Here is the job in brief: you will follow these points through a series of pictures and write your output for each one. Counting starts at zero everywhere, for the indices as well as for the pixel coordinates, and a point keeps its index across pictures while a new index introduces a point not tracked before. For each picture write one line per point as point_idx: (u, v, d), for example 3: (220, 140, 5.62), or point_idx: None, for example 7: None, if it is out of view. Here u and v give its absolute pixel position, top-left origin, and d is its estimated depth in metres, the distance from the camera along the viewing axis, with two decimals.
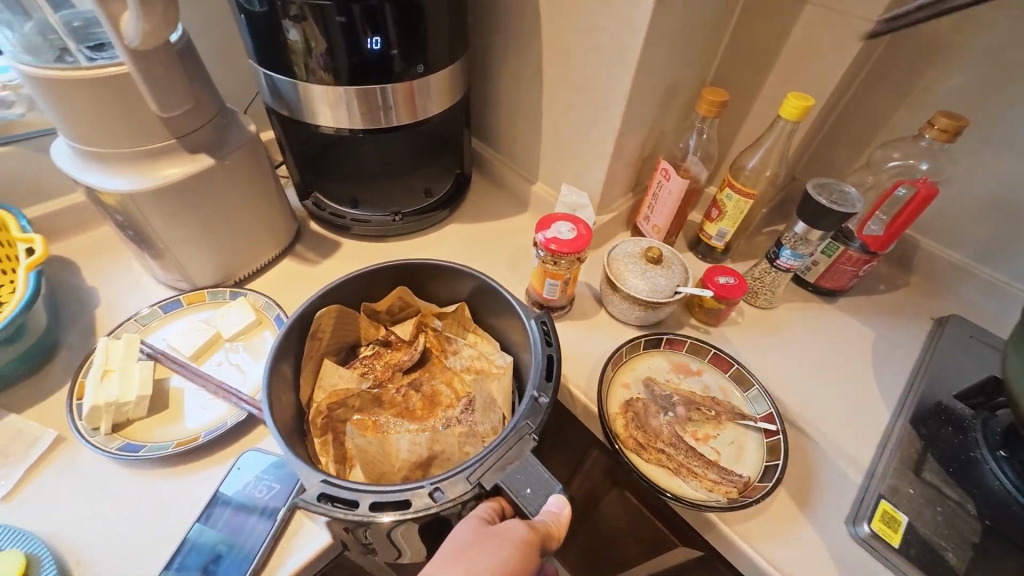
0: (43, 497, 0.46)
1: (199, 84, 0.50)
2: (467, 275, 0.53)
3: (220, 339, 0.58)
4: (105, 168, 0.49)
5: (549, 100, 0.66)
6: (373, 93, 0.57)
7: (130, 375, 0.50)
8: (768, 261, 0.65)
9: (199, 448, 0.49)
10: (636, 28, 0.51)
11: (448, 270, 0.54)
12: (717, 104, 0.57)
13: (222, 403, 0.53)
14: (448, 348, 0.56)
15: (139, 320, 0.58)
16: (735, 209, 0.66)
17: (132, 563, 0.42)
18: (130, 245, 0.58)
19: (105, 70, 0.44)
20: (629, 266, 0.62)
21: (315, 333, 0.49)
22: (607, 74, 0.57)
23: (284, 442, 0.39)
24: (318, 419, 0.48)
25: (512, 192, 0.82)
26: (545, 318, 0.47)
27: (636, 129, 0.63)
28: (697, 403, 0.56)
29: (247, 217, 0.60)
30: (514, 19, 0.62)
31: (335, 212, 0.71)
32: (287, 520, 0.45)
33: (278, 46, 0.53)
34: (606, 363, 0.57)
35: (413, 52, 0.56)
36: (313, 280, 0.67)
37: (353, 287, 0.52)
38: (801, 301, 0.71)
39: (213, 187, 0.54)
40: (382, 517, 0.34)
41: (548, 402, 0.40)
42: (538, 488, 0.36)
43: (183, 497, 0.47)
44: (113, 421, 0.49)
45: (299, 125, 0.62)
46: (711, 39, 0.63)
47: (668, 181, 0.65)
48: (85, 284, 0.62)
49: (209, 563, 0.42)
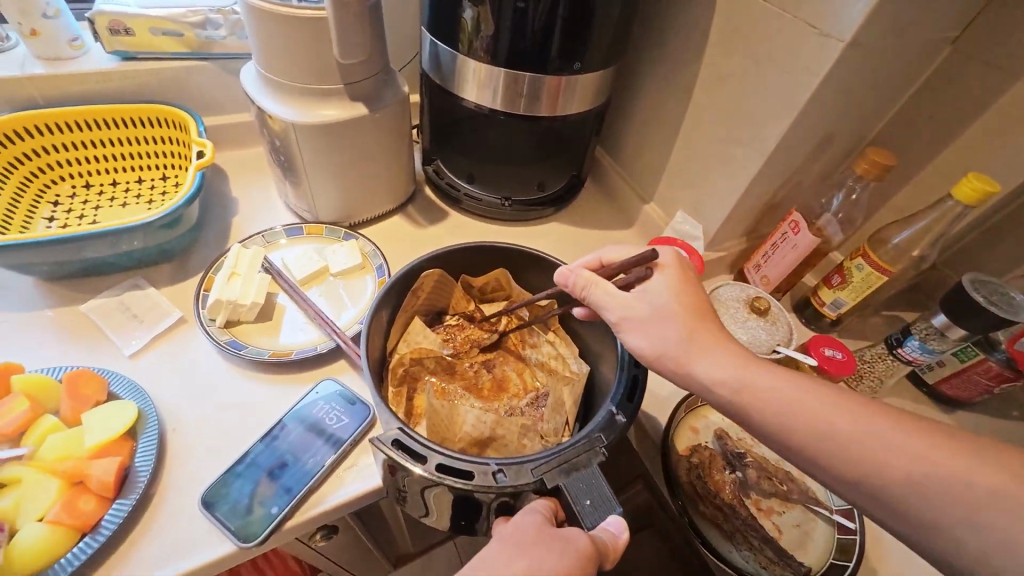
0: (160, 365, 0.52)
1: (375, 40, 0.54)
2: None
3: (327, 272, 0.62)
4: (279, 98, 0.55)
5: (689, 124, 0.65)
6: (521, 80, 0.58)
7: (250, 282, 0.56)
8: (886, 345, 0.60)
9: (288, 363, 0.53)
10: (814, 70, 0.48)
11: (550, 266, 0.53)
12: (880, 168, 0.53)
13: (315, 329, 0.57)
14: (528, 339, 0.57)
15: (266, 237, 0.64)
16: (863, 282, 0.60)
17: (216, 445, 0.47)
18: (276, 169, 0.64)
19: (307, 12, 0.48)
20: (730, 310, 0.59)
21: (415, 291, 0.52)
22: (764, 110, 0.54)
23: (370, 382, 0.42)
24: (397, 370, 0.50)
25: (621, 206, 0.81)
26: None
27: (776, 173, 0.59)
28: (770, 472, 0.52)
29: (378, 170, 0.64)
30: (678, 37, 0.61)
31: (451, 184, 0.74)
32: (347, 453, 0.48)
33: (452, 21, 0.57)
34: (680, 403, 0.55)
35: (573, 50, 0.56)
36: (416, 242, 0.71)
37: (458, 257, 0.53)
38: (911, 401, 0.63)
39: (360, 135, 0.58)
40: (444, 480, 0.35)
41: (625, 421, 0.39)
42: (598, 503, 0.35)
43: (267, 403, 0.51)
44: (227, 317, 0.55)
45: (445, 96, 0.65)
46: (888, 98, 0.58)
47: (795, 235, 0.61)
48: (230, 193, 0.70)
49: (274, 468, 0.46)
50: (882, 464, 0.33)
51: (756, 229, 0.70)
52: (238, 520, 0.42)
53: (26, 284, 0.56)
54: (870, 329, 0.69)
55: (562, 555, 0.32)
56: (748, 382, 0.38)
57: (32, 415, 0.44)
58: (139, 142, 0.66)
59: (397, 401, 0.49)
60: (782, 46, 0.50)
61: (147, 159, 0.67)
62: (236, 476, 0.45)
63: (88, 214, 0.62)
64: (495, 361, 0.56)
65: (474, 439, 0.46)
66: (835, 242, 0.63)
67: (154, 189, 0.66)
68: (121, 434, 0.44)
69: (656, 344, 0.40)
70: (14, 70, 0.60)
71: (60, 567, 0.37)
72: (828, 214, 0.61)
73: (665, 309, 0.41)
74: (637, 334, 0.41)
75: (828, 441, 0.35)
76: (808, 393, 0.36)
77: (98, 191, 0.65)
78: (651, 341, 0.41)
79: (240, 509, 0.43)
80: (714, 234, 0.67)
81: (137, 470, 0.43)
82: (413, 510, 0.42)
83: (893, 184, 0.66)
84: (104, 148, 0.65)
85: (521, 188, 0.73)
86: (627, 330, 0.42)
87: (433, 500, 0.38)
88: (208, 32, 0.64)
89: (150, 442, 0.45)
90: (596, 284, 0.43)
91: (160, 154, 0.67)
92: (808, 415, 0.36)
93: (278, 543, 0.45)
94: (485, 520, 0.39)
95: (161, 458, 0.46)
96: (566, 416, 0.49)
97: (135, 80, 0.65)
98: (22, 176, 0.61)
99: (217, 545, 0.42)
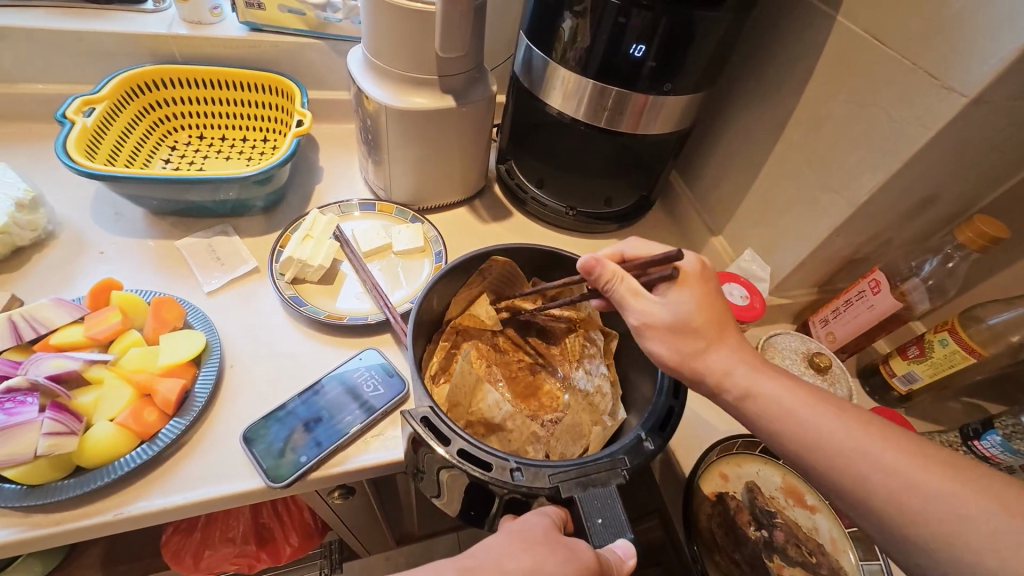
0: (232, 306, 0.57)
1: (474, 38, 0.57)
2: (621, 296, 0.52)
3: (391, 249, 0.65)
4: (378, 81, 0.59)
5: (775, 162, 0.62)
6: (608, 94, 0.58)
7: (320, 246, 0.60)
8: (961, 435, 0.54)
9: (340, 327, 0.57)
10: (926, 124, 0.45)
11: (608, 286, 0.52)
12: (987, 239, 0.48)
13: (369, 300, 0.60)
14: (582, 363, 0.55)
15: (341, 208, 0.68)
16: (943, 360, 0.55)
17: (264, 389, 0.51)
18: (362, 146, 0.68)
19: (418, 5, 0.51)
20: (785, 360, 0.56)
21: (484, 272, 0.54)
22: (861, 160, 0.51)
23: (412, 358, 0.44)
24: (451, 329, 0.55)
25: (686, 235, 0.79)
26: None
27: (863, 227, 0.56)
28: (799, 539, 0.48)
29: (454, 161, 0.67)
30: (778, 73, 0.59)
31: (521, 185, 0.76)
32: (376, 421, 0.50)
33: (550, 29, 0.58)
34: (714, 445, 0.52)
35: (665, 72, 0.56)
36: (477, 235, 0.73)
37: (535, 256, 0.54)
38: None
39: (442, 126, 0.61)
40: (463, 466, 0.36)
41: (652, 449, 0.38)
42: (610, 524, 0.35)
43: (314, 361, 0.54)
44: (295, 274, 0.59)
45: (530, 99, 0.66)
46: (1009, 163, 0.53)
47: (874, 295, 0.56)
48: (318, 162, 0.75)
49: (310, 421, 0.48)
50: (854, 462, 0.34)
51: (830, 282, 0.66)
52: (270, 461, 0.46)
53: (137, 214, 0.64)
54: (944, 413, 0.63)
55: (566, 559, 0.31)
56: (753, 386, 0.39)
57: (122, 328, 0.49)
58: (250, 104, 0.73)
59: (438, 353, 0.53)
60: (894, 93, 0.47)
61: (254, 121, 0.74)
62: (274, 421, 0.48)
63: (197, 162, 0.69)
64: (542, 368, 0.56)
65: (484, 419, 0.46)
66: (919, 310, 0.57)
67: (254, 149, 0.72)
68: (189, 359, 0.48)
69: (673, 335, 0.41)
70: (161, 28, 0.69)
71: (121, 464, 0.42)
72: (915, 279, 0.56)
73: (686, 315, 0.41)
74: (655, 345, 0.42)
75: (815, 442, 0.36)
76: (806, 400, 0.38)
77: (208, 143, 0.72)
78: (671, 342, 0.41)
79: (274, 450, 0.46)
80: (782, 280, 0.64)
81: (195, 395, 0.47)
82: (427, 489, 0.43)
83: (1000, 259, 0.60)
84: (220, 104, 0.72)
85: (589, 200, 0.74)
86: (649, 333, 0.42)
87: (448, 484, 0.39)
88: (327, 14, 0.70)
89: (211, 373, 0.49)
90: (620, 280, 0.42)
91: (265, 118, 0.73)
92: (800, 419, 0.37)
93: (300, 491, 0.47)
94: (493, 515, 0.40)
95: (217, 389, 0.50)
96: (586, 446, 0.46)
97: (257, 49, 0.72)
98: (152, 121, 0.69)
99: (250, 478, 0.45)
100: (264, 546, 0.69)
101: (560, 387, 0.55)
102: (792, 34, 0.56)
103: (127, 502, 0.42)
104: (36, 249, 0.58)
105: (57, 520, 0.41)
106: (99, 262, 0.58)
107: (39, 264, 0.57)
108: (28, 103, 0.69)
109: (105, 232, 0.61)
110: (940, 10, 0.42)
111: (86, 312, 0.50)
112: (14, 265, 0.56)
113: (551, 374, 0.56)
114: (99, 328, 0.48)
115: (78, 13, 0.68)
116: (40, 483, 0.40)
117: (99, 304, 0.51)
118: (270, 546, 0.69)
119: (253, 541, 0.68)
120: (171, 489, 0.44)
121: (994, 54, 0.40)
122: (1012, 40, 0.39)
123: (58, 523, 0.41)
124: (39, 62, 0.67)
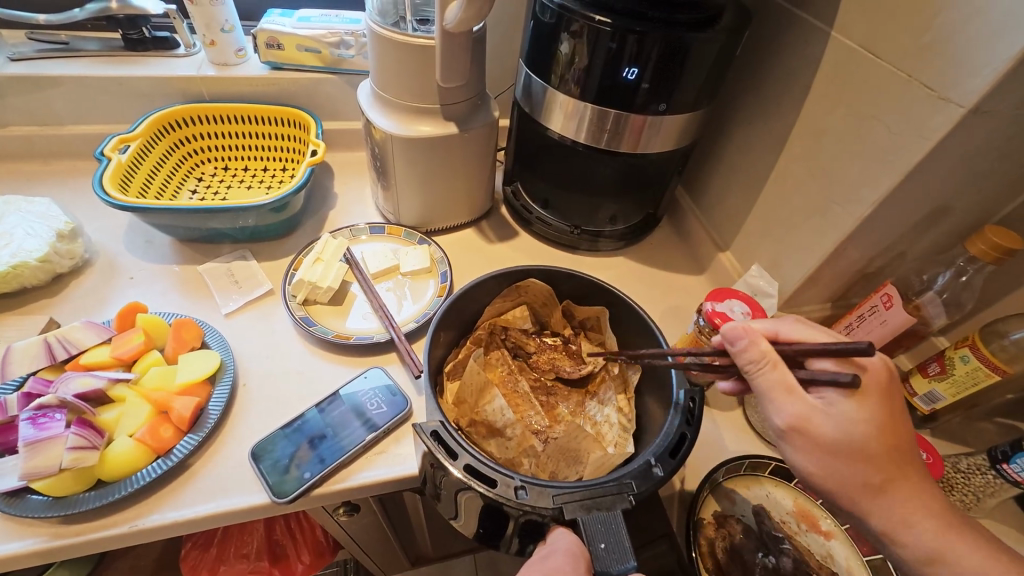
0: (266, 317, 0.61)
1: (475, 70, 0.60)
2: (634, 312, 0.53)
3: (399, 270, 0.67)
4: (384, 111, 0.62)
5: (778, 175, 0.61)
6: (607, 115, 0.59)
7: (330, 268, 0.62)
8: (989, 458, 0.51)
9: (348, 346, 0.59)
10: (925, 135, 0.44)
11: (626, 306, 0.54)
12: (1001, 251, 0.47)
13: (376, 320, 0.62)
14: (598, 393, 0.56)
15: (353, 231, 0.71)
16: (967, 377, 0.52)
17: (275, 404, 0.53)
18: (373, 172, 0.71)
19: (421, 40, 0.55)
20: None
21: (520, 286, 0.57)
22: (862, 173, 0.50)
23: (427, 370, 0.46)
24: (478, 332, 0.56)
25: (695, 251, 0.78)
26: (695, 394, 0.45)
27: (873, 240, 0.54)
28: (810, 568, 0.46)
29: (459, 183, 0.69)
30: (776, 89, 0.59)
31: (526, 206, 0.77)
32: (377, 439, 0.51)
33: (548, 54, 0.60)
34: (720, 464, 0.51)
35: (661, 92, 0.57)
36: (483, 255, 0.75)
37: (557, 277, 0.57)
38: (998, 522, 0.54)
39: (450, 149, 0.64)
40: (469, 480, 0.37)
41: (661, 475, 0.38)
42: (613, 549, 0.35)
43: (322, 377, 0.57)
44: (306, 296, 0.62)
45: (532, 123, 0.68)
46: (1018, 172, 0.51)
47: (886, 309, 0.54)
48: (331, 188, 0.79)
49: (315, 438, 0.50)
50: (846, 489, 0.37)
51: (844, 297, 0.64)
52: (276, 476, 0.47)
53: (166, 242, 0.68)
54: (973, 434, 0.59)
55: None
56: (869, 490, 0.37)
57: (144, 348, 0.52)
58: (271, 137, 0.77)
59: (461, 353, 0.55)
60: (891, 103, 0.46)
61: (272, 153, 0.78)
62: (284, 436, 0.50)
63: (222, 192, 0.73)
64: (559, 392, 0.57)
65: (487, 423, 0.49)
66: (936, 325, 0.56)
67: (273, 177, 0.76)
68: (204, 378, 0.51)
69: (839, 450, 0.36)
70: (192, 71, 0.75)
71: (136, 478, 0.44)
72: (929, 293, 0.55)
73: (845, 431, 0.36)
74: (799, 454, 0.38)
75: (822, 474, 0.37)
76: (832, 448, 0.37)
77: (232, 174, 0.76)
78: (820, 461, 0.37)
79: (280, 466, 0.48)
80: (790, 296, 0.62)
81: (208, 411, 0.50)
82: (444, 509, 0.43)
83: (1019, 272, 0.57)
84: (244, 138, 0.77)
85: (593, 219, 0.74)
86: (792, 437, 0.37)
87: (462, 502, 0.39)
88: (341, 51, 0.74)
89: (224, 391, 0.51)
90: (772, 364, 0.38)
91: (284, 149, 0.78)
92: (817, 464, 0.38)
93: (305, 506, 0.49)
94: (511, 540, 0.40)
95: (229, 408, 0.52)
96: (581, 472, 0.46)
97: (277, 86, 0.77)
98: (182, 154, 0.74)
99: (256, 493, 0.47)
100: (276, 564, 0.70)
101: (574, 410, 0.55)
102: (788, 48, 0.57)
103: (142, 515, 0.44)
104: (73, 276, 0.63)
105: (76, 531, 0.43)
106: (129, 287, 0.62)
107: (74, 290, 0.61)
108: (74, 142, 0.76)
109: (135, 258, 0.66)
110: (933, 20, 0.42)
111: (113, 333, 0.54)
112: (54, 291, 0.61)
113: (566, 400, 0.56)
114: (124, 348, 0.52)
115: (120, 60, 0.75)
116: (63, 495, 0.43)
117: (126, 326, 0.55)
118: (283, 563, 0.70)
119: (266, 558, 0.69)
120: (182, 503, 0.46)
121: (987, 64, 0.39)
122: (1008, 45, 0.38)
123: (78, 534, 0.43)
124: (89, 107, 0.75)
